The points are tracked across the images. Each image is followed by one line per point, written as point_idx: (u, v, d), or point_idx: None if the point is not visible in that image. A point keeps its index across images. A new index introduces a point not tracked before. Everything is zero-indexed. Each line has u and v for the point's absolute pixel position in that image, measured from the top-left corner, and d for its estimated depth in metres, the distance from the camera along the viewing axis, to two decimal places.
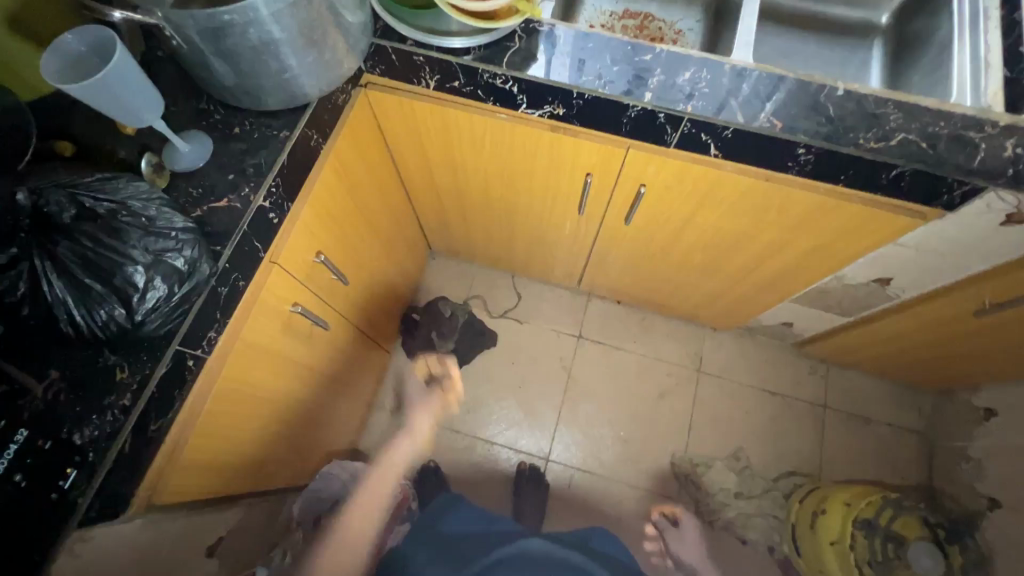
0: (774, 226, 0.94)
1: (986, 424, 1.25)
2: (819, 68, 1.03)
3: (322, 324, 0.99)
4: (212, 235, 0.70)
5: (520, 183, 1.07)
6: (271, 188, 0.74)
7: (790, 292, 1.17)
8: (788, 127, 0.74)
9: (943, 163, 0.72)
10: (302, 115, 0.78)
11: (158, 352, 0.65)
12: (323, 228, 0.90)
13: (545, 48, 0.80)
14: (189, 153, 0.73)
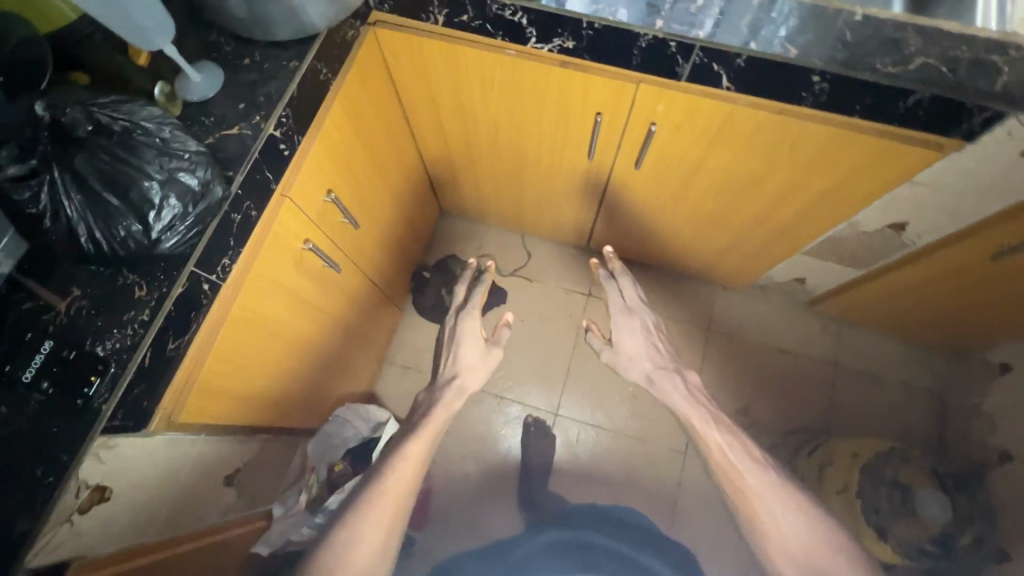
0: (787, 166, 0.93)
1: (1001, 379, 1.24)
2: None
3: (334, 266, 1.01)
4: (224, 160, 0.71)
5: (529, 128, 1.06)
6: (282, 118, 0.74)
7: (803, 243, 1.16)
8: (803, 54, 0.72)
9: (962, 89, 0.71)
10: (311, 47, 0.78)
11: (175, 271, 0.66)
12: (333, 167, 0.91)
13: None
14: (201, 83, 0.73)
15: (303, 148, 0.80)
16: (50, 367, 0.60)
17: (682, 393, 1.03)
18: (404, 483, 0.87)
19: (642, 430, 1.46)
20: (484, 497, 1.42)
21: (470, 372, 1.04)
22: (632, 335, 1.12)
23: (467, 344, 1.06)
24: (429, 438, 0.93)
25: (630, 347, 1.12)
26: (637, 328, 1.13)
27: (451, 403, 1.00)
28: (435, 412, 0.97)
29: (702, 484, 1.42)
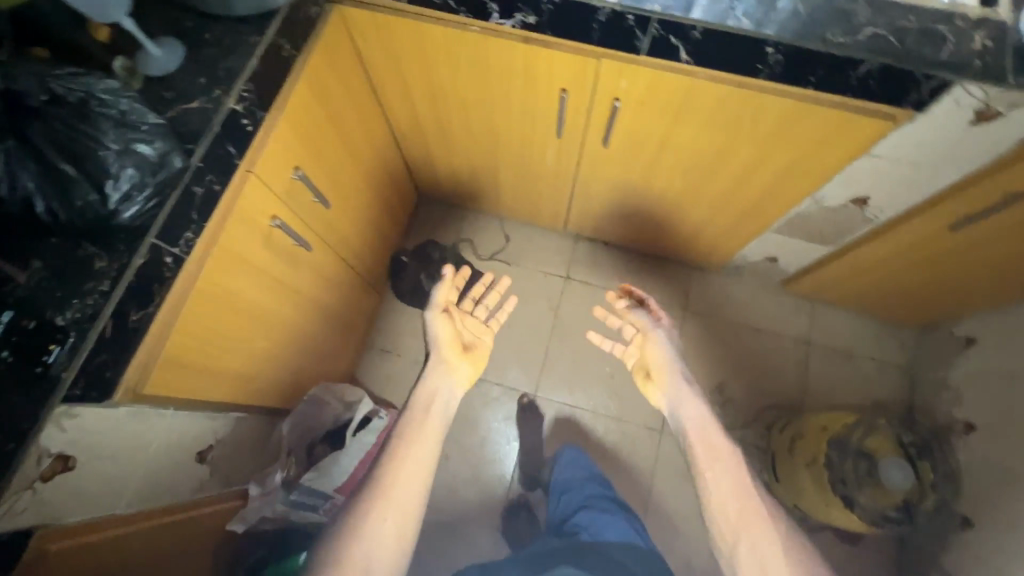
0: (748, 141, 0.95)
1: (966, 352, 1.28)
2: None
3: (305, 245, 1.01)
4: (186, 134, 0.72)
5: (499, 107, 1.08)
6: (243, 93, 0.75)
7: (771, 220, 1.18)
8: (756, 26, 0.74)
9: (911, 57, 0.72)
10: (274, 23, 0.79)
11: (135, 243, 0.67)
12: (301, 144, 0.91)
13: None
14: (161, 58, 0.73)
15: (266, 123, 0.80)
16: (11, 336, 0.62)
17: (704, 406, 1.02)
18: (412, 482, 0.84)
19: (620, 410, 1.48)
20: (464, 478, 1.44)
21: (458, 359, 1.10)
22: (660, 346, 1.15)
23: (450, 329, 1.13)
24: (430, 434, 0.92)
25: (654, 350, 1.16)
26: (661, 344, 1.15)
27: (442, 398, 1.00)
28: (430, 410, 0.97)
29: (679, 461, 1.44)
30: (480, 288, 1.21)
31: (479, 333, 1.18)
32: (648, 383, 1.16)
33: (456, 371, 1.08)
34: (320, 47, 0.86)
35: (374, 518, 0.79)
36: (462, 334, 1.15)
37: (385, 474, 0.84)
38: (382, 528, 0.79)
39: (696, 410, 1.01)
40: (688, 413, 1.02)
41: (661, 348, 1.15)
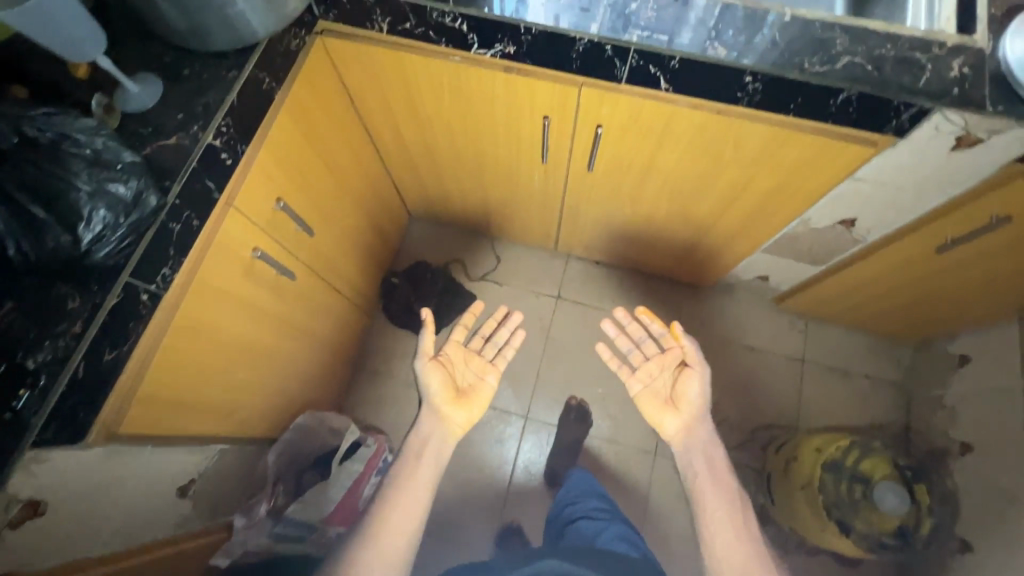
0: (732, 165, 0.95)
1: (961, 371, 1.26)
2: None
3: (290, 273, 1.01)
4: (162, 171, 0.71)
5: (484, 133, 1.07)
6: (221, 128, 0.75)
7: (759, 240, 1.17)
8: (734, 54, 0.74)
9: (888, 86, 0.72)
10: (251, 57, 0.79)
11: (109, 282, 0.66)
12: (283, 174, 0.91)
13: None
14: (139, 94, 0.73)
15: (247, 156, 0.80)
16: None
17: (721, 462, 0.98)
18: (405, 523, 0.85)
19: (613, 432, 1.46)
20: (455, 503, 1.42)
21: (456, 406, 1.05)
22: (695, 388, 1.07)
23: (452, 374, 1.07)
24: (424, 474, 0.92)
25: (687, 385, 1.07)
26: (698, 389, 1.07)
27: (436, 441, 0.98)
28: (425, 449, 0.96)
29: (673, 483, 1.42)
30: (492, 324, 1.18)
31: (482, 372, 1.11)
32: (662, 413, 1.08)
33: (455, 414, 1.03)
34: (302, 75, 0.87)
35: (364, 556, 0.80)
36: (462, 382, 1.08)
37: (379, 514, 0.85)
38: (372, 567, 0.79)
39: (711, 466, 0.97)
40: (704, 467, 0.97)
41: (697, 389, 1.07)
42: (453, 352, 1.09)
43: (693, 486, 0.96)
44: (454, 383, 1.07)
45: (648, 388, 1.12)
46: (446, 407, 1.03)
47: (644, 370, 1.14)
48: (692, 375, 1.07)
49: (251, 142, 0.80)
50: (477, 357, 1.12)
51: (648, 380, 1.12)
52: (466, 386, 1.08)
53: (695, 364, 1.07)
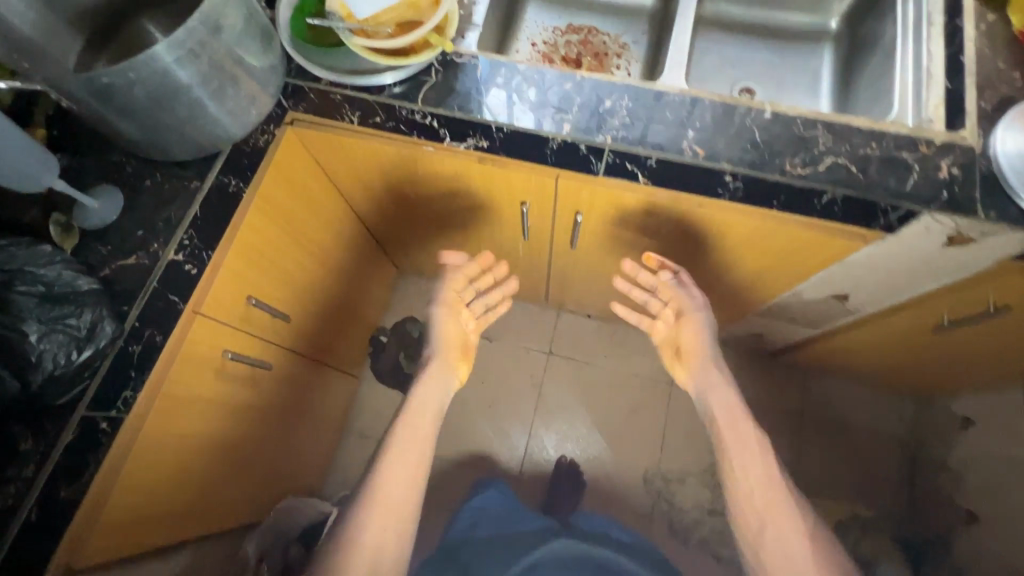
0: (718, 248, 0.92)
1: (965, 433, 1.22)
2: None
3: (261, 364, 0.97)
4: (121, 294, 0.69)
5: (463, 209, 1.04)
6: (184, 241, 0.72)
7: (750, 306, 1.14)
8: (711, 155, 0.72)
9: (874, 189, 0.69)
10: (215, 164, 0.77)
11: (63, 420, 0.65)
12: (255, 272, 0.88)
13: (464, 81, 0.77)
14: (98, 210, 0.71)
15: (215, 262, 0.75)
16: None
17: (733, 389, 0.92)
18: (399, 488, 0.80)
19: (606, 492, 1.42)
20: None
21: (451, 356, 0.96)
22: (692, 332, 0.95)
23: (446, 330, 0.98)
24: (412, 432, 0.85)
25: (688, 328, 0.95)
26: (696, 331, 0.94)
27: (431, 399, 0.90)
28: (413, 403, 0.89)
29: (668, 545, 1.37)
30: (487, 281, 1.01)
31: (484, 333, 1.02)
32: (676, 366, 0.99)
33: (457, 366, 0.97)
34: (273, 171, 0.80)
35: (360, 530, 0.76)
36: (455, 332, 0.98)
37: (369, 481, 0.80)
38: (371, 538, 0.75)
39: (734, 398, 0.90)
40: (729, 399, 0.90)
41: (692, 331, 0.95)
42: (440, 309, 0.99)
43: (716, 429, 0.89)
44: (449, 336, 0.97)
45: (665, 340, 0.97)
46: (442, 358, 0.95)
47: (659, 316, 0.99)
48: (688, 320, 0.95)
49: (218, 247, 0.75)
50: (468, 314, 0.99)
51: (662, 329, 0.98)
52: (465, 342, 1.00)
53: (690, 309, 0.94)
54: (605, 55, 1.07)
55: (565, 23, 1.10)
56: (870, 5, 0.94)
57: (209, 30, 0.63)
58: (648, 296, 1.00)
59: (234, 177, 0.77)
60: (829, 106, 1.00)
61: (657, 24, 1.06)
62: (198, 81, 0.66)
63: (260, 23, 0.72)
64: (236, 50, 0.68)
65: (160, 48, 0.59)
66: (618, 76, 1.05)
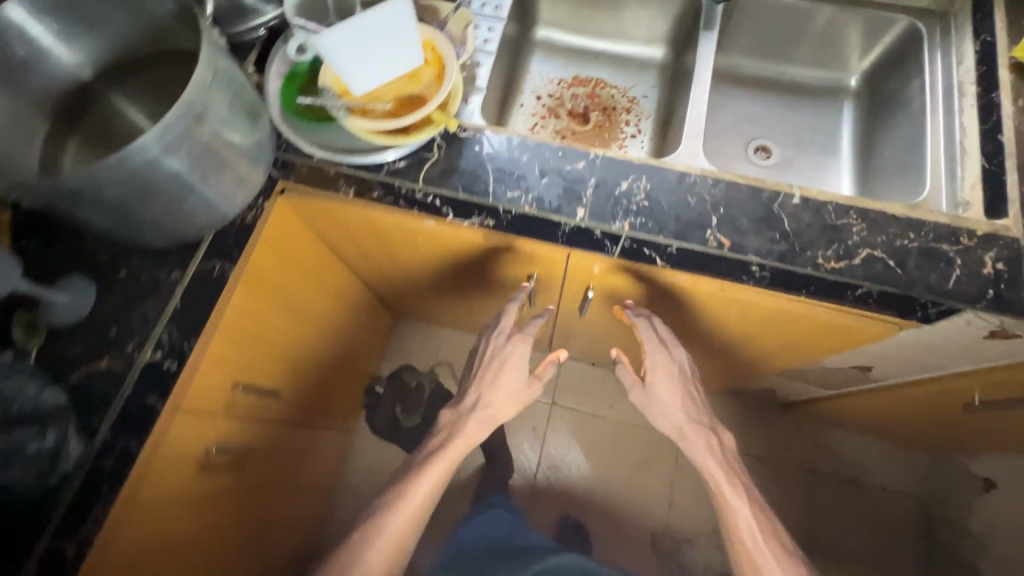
0: (738, 325, 0.86)
1: (986, 496, 1.17)
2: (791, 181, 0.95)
3: (246, 442, 0.91)
4: (90, 403, 0.62)
5: (466, 275, 0.99)
6: (161, 339, 0.66)
7: (765, 370, 1.09)
8: (736, 247, 0.66)
9: (914, 285, 0.64)
10: (196, 251, 0.70)
11: (25, 552, 0.58)
12: (241, 355, 0.82)
13: (467, 158, 0.72)
14: (67, 307, 0.64)
15: (199, 348, 0.70)
16: None
17: (723, 449, 0.83)
18: (403, 526, 0.81)
19: (614, 554, 1.36)
20: None
21: (499, 404, 0.86)
22: (667, 400, 0.82)
23: (506, 380, 0.86)
24: (438, 477, 0.83)
25: (665, 395, 0.83)
26: (672, 398, 0.82)
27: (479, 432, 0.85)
28: (453, 445, 0.84)
29: None
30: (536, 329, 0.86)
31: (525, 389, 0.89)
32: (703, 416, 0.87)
33: (502, 416, 0.87)
34: (261, 246, 0.76)
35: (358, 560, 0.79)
36: (512, 389, 0.87)
37: (381, 514, 0.83)
38: (369, 567, 0.79)
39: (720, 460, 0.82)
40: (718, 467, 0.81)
41: (668, 399, 0.82)
42: (517, 358, 0.86)
43: (721, 503, 0.81)
44: (510, 390, 0.86)
45: (656, 412, 0.84)
46: (495, 407, 0.86)
47: (635, 386, 0.84)
48: (664, 386, 0.83)
49: (201, 335, 0.69)
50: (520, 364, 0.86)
51: (649, 401, 0.84)
52: (522, 398, 0.87)
53: (665, 374, 0.82)
54: (614, 109, 1.02)
55: (571, 74, 1.04)
56: (894, 64, 0.90)
57: (195, 119, 0.57)
58: (623, 366, 0.86)
59: (219, 264, 0.71)
60: (850, 166, 0.95)
61: (669, 78, 1.01)
62: (184, 172, 0.59)
63: (249, 100, 0.66)
64: (223, 133, 0.62)
65: (141, 143, 0.53)
66: (628, 132, 1.00)
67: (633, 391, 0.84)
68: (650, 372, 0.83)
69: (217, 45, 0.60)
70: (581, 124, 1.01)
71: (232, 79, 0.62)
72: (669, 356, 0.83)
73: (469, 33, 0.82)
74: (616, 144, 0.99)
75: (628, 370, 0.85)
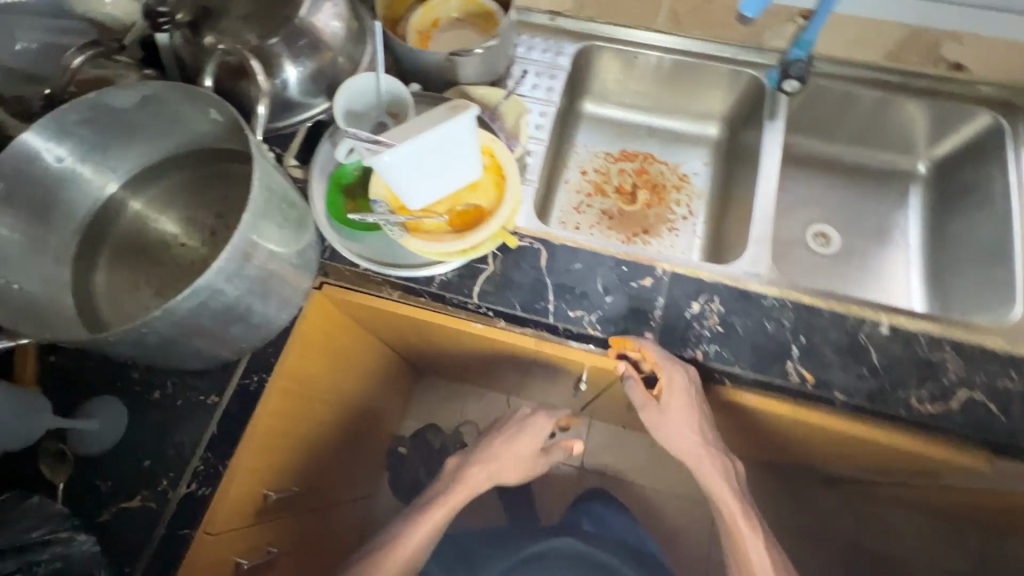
0: (806, 443, 0.79)
1: None
2: (854, 271, 0.90)
3: (269, 548, 0.82)
4: (120, 548, 0.58)
5: (507, 367, 0.93)
6: (198, 471, 0.61)
7: (818, 463, 1.02)
8: (822, 383, 0.61)
9: (1021, 436, 0.58)
10: (234, 371, 0.65)
11: None
12: (275, 461, 0.77)
13: (525, 271, 0.67)
14: (97, 432, 0.60)
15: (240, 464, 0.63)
16: None
17: (738, 473, 0.71)
18: (418, 542, 0.76)
19: None
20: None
21: (507, 463, 0.82)
22: (681, 427, 0.66)
23: (521, 444, 0.83)
24: (447, 509, 0.78)
25: (681, 419, 0.65)
26: (688, 421, 0.65)
27: (479, 479, 0.81)
28: (456, 489, 0.80)
29: None
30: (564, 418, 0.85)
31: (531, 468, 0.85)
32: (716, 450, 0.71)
33: (506, 477, 0.83)
34: (303, 349, 0.69)
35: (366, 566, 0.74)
36: (524, 453, 0.83)
37: (395, 530, 0.78)
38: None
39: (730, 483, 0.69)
40: (730, 493, 0.69)
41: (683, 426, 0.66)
42: (535, 427, 0.84)
43: (734, 538, 0.68)
44: (523, 455, 0.83)
45: (670, 436, 0.68)
46: (500, 463, 0.82)
47: (646, 405, 0.66)
48: (681, 414, 0.64)
49: (240, 449, 0.63)
50: (533, 441, 0.83)
51: (662, 423, 0.67)
52: (531, 466, 0.84)
53: (684, 399, 0.63)
54: (664, 187, 0.96)
55: (618, 148, 0.99)
56: (970, 154, 0.84)
57: (247, 249, 0.53)
58: (631, 382, 0.65)
59: (259, 376, 0.65)
60: (920, 259, 0.89)
61: (724, 156, 0.95)
62: (235, 305, 0.55)
63: (298, 211, 0.61)
64: (275, 253, 0.58)
65: (195, 285, 0.48)
66: (679, 213, 0.94)
67: (644, 409, 0.67)
68: (664, 394, 0.63)
69: (271, 163, 0.56)
70: (629, 203, 0.95)
71: (285, 197, 0.58)
72: (688, 377, 0.62)
73: (523, 125, 0.77)
74: (667, 227, 0.93)
75: (637, 385, 0.65)
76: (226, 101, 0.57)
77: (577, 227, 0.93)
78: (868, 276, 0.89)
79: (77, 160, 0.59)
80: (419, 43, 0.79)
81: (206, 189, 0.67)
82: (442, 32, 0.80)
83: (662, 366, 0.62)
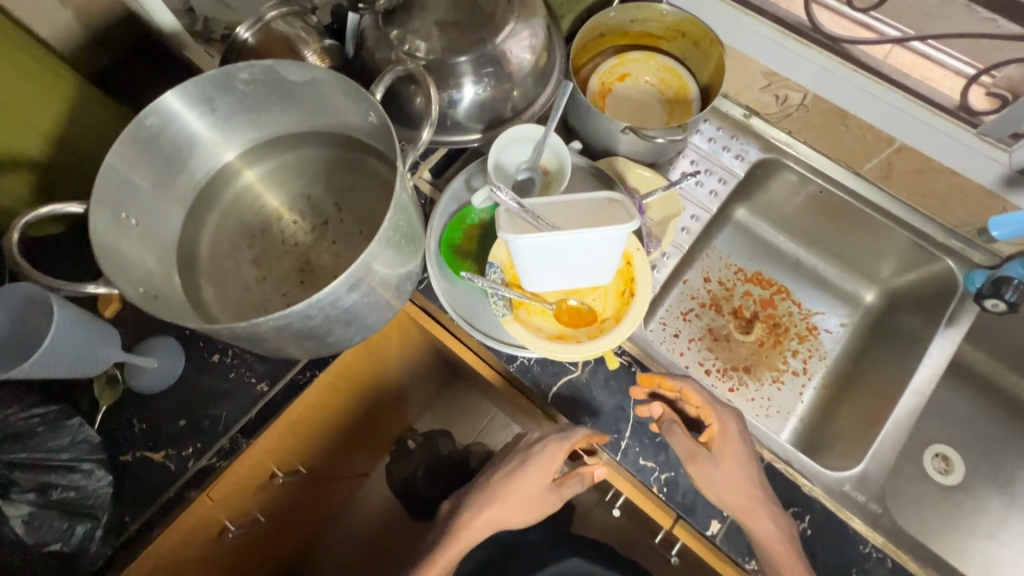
0: None
1: None
2: (970, 522, 0.76)
3: (260, 516, 0.80)
4: (129, 492, 0.59)
5: None
6: (225, 450, 0.60)
7: None
8: None
9: None
10: (292, 368, 0.64)
11: None
12: (295, 446, 0.75)
13: (612, 394, 0.61)
14: (155, 370, 0.61)
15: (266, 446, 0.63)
16: None
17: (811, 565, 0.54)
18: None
19: None
20: None
21: (510, 506, 0.64)
22: (736, 483, 0.54)
23: (527, 487, 0.64)
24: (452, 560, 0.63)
25: (734, 472, 0.54)
26: (745, 484, 0.54)
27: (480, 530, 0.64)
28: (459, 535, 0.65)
29: None
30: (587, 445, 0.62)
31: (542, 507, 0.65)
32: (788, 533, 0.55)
33: (508, 522, 0.65)
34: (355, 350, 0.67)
35: None
36: (529, 493, 0.64)
37: None
38: None
39: (796, 547, 0.52)
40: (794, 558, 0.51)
41: (739, 479, 0.54)
42: (544, 461, 0.62)
43: None
44: (529, 497, 0.64)
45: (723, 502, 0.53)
46: (499, 505, 0.64)
47: (692, 460, 0.55)
48: (736, 468, 0.54)
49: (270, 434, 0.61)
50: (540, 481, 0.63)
51: (717, 484, 0.54)
52: (541, 506, 0.65)
53: (737, 453, 0.55)
54: (786, 330, 0.84)
55: (753, 268, 0.87)
56: None
57: (360, 275, 0.50)
58: (674, 426, 0.56)
59: (312, 374, 0.63)
60: None
61: (867, 327, 0.83)
62: (319, 326, 0.52)
63: (415, 244, 0.57)
64: (380, 281, 0.54)
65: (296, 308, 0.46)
66: (792, 366, 0.82)
67: (688, 467, 0.55)
68: (715, 442, 0.56)
69: (410, 195, 0.52)
70: (742, 331, 0.84)
71: (408, 233, 0.54)
72: (739, 429, 0.57)
73: (671, 227, 0.69)
74: (773, 375, 0.81)
75: (681, 432, 0.56)
76: (388, 115, 0.52)
77: (675, 335, 0.82)
78: (985, 539, 0.74)
79: (227, 115, 0.58)
80: (597, 95, 0.73)
81: (334, 177, 0.64)
82: (624, 92, 0.74)
83: (711, 408, 0.57)
